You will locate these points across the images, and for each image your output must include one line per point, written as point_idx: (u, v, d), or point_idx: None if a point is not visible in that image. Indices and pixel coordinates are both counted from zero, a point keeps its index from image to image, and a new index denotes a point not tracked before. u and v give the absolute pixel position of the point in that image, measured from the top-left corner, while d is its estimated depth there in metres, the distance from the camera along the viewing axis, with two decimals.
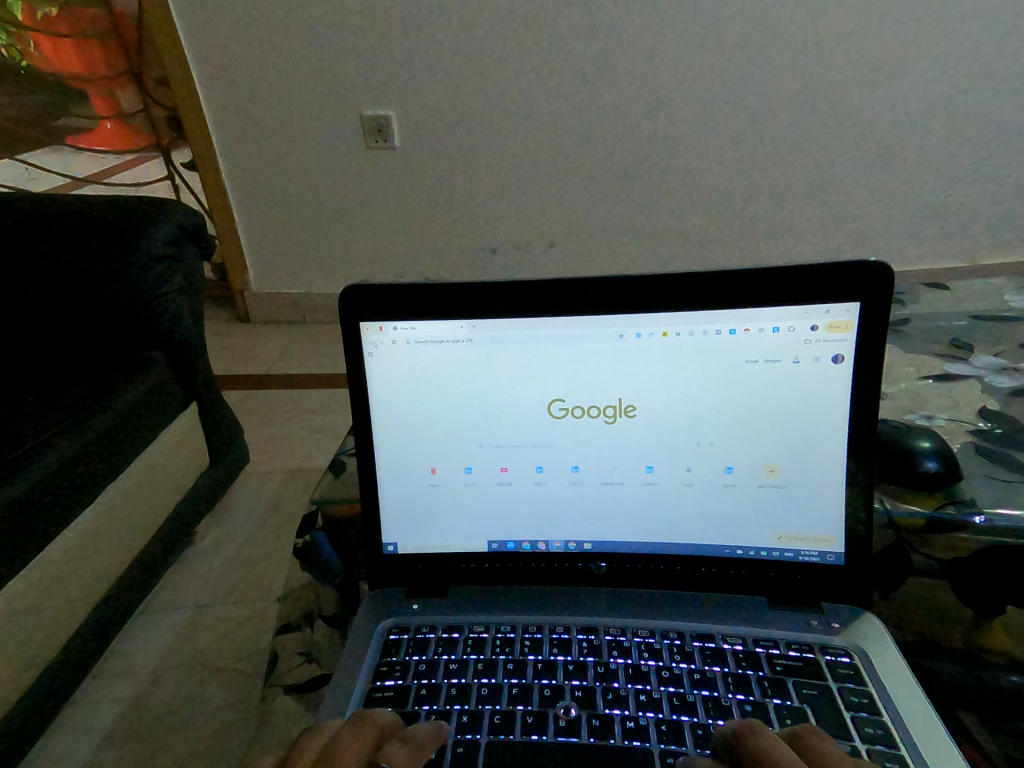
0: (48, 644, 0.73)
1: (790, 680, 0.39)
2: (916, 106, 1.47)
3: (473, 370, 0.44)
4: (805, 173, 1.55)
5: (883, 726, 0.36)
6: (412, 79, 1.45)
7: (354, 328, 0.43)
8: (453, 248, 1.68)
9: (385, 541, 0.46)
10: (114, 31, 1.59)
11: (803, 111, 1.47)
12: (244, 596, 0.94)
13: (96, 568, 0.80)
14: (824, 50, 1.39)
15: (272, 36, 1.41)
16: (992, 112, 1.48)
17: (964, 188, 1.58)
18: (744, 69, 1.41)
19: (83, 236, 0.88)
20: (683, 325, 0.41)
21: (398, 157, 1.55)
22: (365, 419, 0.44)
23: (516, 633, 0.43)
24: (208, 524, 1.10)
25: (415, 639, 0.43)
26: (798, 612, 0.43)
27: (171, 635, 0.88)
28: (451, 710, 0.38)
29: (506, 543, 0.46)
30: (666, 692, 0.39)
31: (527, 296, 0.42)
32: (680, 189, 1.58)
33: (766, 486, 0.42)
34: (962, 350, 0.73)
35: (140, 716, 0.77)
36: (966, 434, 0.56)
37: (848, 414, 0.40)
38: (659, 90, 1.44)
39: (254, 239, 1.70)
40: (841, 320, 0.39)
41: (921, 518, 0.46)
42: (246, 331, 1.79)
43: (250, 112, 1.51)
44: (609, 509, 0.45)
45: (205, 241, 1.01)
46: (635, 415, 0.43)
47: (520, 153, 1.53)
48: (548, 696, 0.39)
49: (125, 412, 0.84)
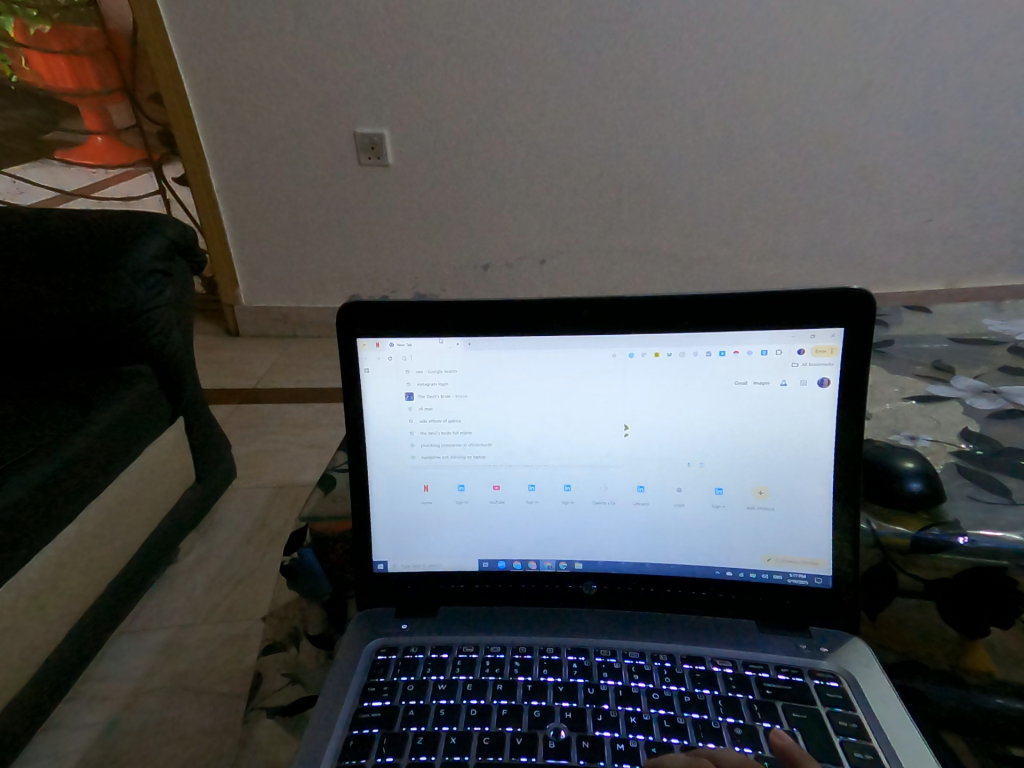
0: (24, 662, 0.71)
1: (780, 703, 0.39)
2: (897, 134, 1.52)
3: (465, 386, 0.44)
4: (791, 197, 1.59)
5: (872, 750, 0.36)
6: (407, 99, 1.47)
7: (351, 343, 0.43)
8: (447, 265, 1.69)
9: (375, 560, 0.46)
10: (108, 49, 1.59)
11: (790, 135, 1.51)
12: (229, 614, 0.92)
13: (75, 587, 0.79)
14: (807, 80, 1.44)
15: (267, 52, 1.42)
16: (972, 139, 1.53)
17: (943, 214, 1.63)
18: (733, 94, 1.45)
19: (71, 252, 0.87)
20: (674, 346, 0.42)
21: (390, 174, 1.57)
22: (357, 437, 0.44)
23: (505, 653, 0.43)
24: (193, 540, 1.08)
25: (403, 659, 0.43)
26: (787, 637, 0.43)
27: (151, 656, 0.86)
28: (439, 731, 0.38)
29: (497, 563, 0.46)
30: (656, 714, 0.38)
31: (522, 314, 0.42)
32: (670, 211, 1.61)
33: (755, 508, 0.43)
34: (944, 371, 0.74)
35: (117, 740, 0.75)
36: (949, 455, 0.57)
37: (836, 436, 0.41)
38: (650, 114, 1.48)
39: (245, 255, 1.69)
40: (826, 345, 0.40)
41: (906, 539, 0.47)
42: (235, 344, 1.78)
43: (243, 127, 1.52)
44: (601, 529, 0.45)
45: (195, 255, 1.01)
46: (626, 433, 0.44)
47: (513, 171, 1.55)
48: (538, 718, 0.39)
49: (111, 428, 0.84)
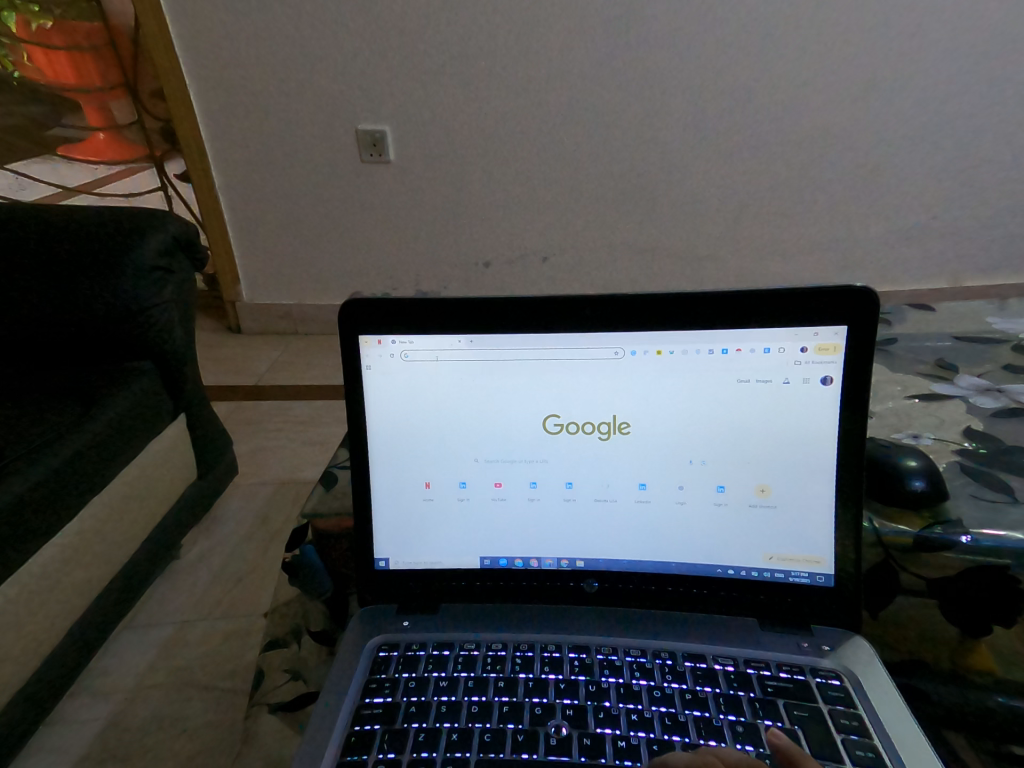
0: (28, 657, 0.71)
1: (781, 701, 0.39)
2: (901, 131, 1.51)
3: (466, 383, 0.44)
4: (793, 195, 1.59)
5: (874, 748, 0.36)
6: (409, 96, 1.46)
7: (353, 340, 0.43)
8: (449, 261, 1.69)
9: (377, 557, 0.46)
10: (110, 44, 1.57)
11: (793, 132, 1.50)
12: (231, 610, 0.93)
13: (78, 583, 0.79)
14: (810, 77, 1.43)
15: (269, 48, 1.42)
16: (976, 137, 1.53)
17: (947, 212, 1.63)
18: (736, 91, 1.45)
19: (73, 249, 0.86)
20: (676, 343, 0.42)
21: (392, 171, 1.56)
22: (359, 434, 0.44)
23: (506, 650, 0.43)
24: (195, 536, 1.08)
25: (404, 656, 0.43)
26: (789, 635, 0.43)
27: (154, 652, 0.87)
28: (440, 727, 0.38)
29: (498, 560, 0.46)
30: (658, 712, 0.39)
31: (525, 312, 0.42)
32: (672, 208, 1.60)
33: (757, 506, 0.43)
34: (948, 369, 0.74)
35: (120, 735, 0.75)
36: (952, 453, 0.57)
37: (838, 434, 0.41)
38: (652, 111, 1.47)
39: (247, 251, 1.69)
40: (830, 343, 0.40)
41: (908, 536, 0.47)
42: (237, 341, 1.78)
43: (245, 124, 1.51)
44: (602, 526, 0.45)
45: (197, 252, 1.01)
46: (628, 431, 0.44)
47: (516, 168, 1.55)
48: (539, 714, 0.39)
49: (113, 425, 0.84)
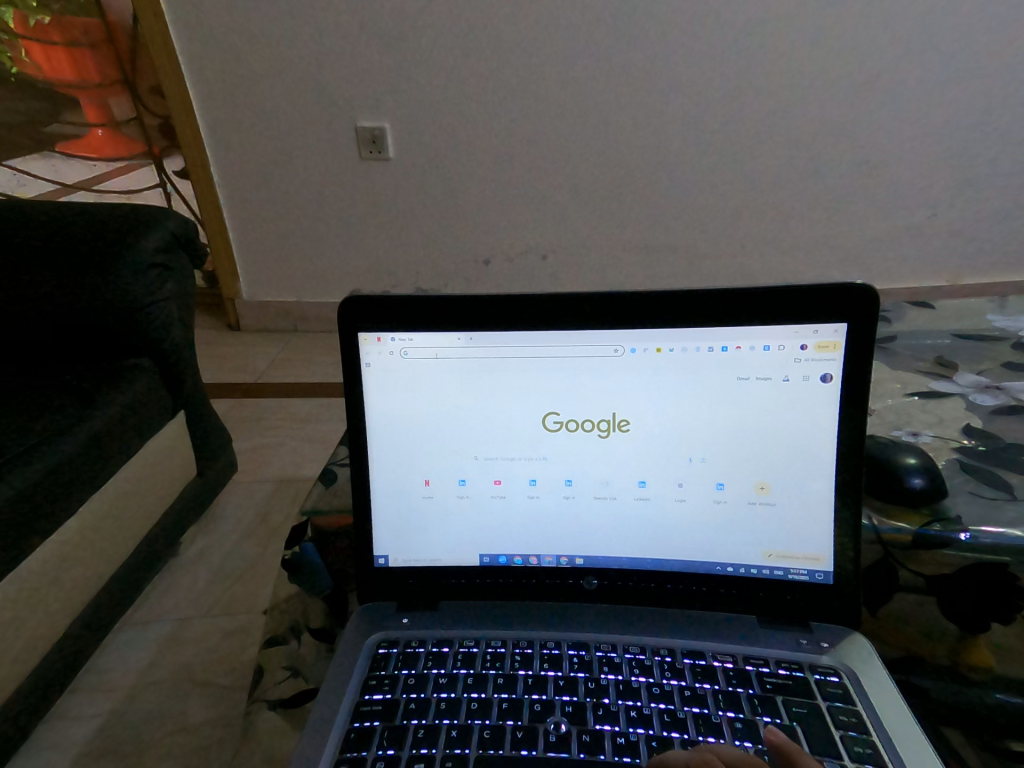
0: (27, 654, 0.72)
1: (780, 698, 0.39)
2: (901, 129, 1.51)
3: (466, 380, 0.44)
4: (793, 192, 1.59)
5: (872, 745, 0.36)
6: (408, 93, 1.46)
7: (352, 338, 0.43)
8: (448, 259, 1.68)
9: (376, 554, 0.46)
10: (109, 40, 1.56)
11: (793, 130, 1.50)
12: (231, 607, 0.93)
13: (77, 579, 0.79)
14: (811, 75, 1.43)
15: (268, 44, 1.41)
16: (976, 134, 1.52)
17: (948, 210, 1.63)
18: (736, 89, 1.44)
19: (72, 246, 0.86)
20: (676, 341, 0.42)
21: (392, 168, 1.56)
22: (358, 431, 0.44)
23: (506, 647, 0.43)
24: (194, 533, 1.08)
25: (404, 653, 0.43)
26: (788, 632, 0.43)
27: (153, 648, 0.87)
28: (439, 724, 0.38)
29: (497, 557, 0.46)
30: (657, 708, 0.39)
31: (525, 309, 0.42)
32: (672, 205, 1.60)
33: (757, 504, 0.43)
34: (947, 367, 0.74)
35: (120, 731, 0.75)
36: (952, 451, 0.57)
37: (837, 432, 0.41)
38: (652, 108, 1.47)
39: (246, 249, 1.69)
40: (829, 340, 0.40)
41: (907, 534, 0.47)
42: (236, 338, 1.78)
43: (244, 120, 1.51)
44: (602, 524, 0.45)
45: (197, 248, 1.00)
46: (628, 429, 0.44)
47: (515, 165, 1.55)
48: (538, 711, 0.39)
49: (111, 421, 0.83)
